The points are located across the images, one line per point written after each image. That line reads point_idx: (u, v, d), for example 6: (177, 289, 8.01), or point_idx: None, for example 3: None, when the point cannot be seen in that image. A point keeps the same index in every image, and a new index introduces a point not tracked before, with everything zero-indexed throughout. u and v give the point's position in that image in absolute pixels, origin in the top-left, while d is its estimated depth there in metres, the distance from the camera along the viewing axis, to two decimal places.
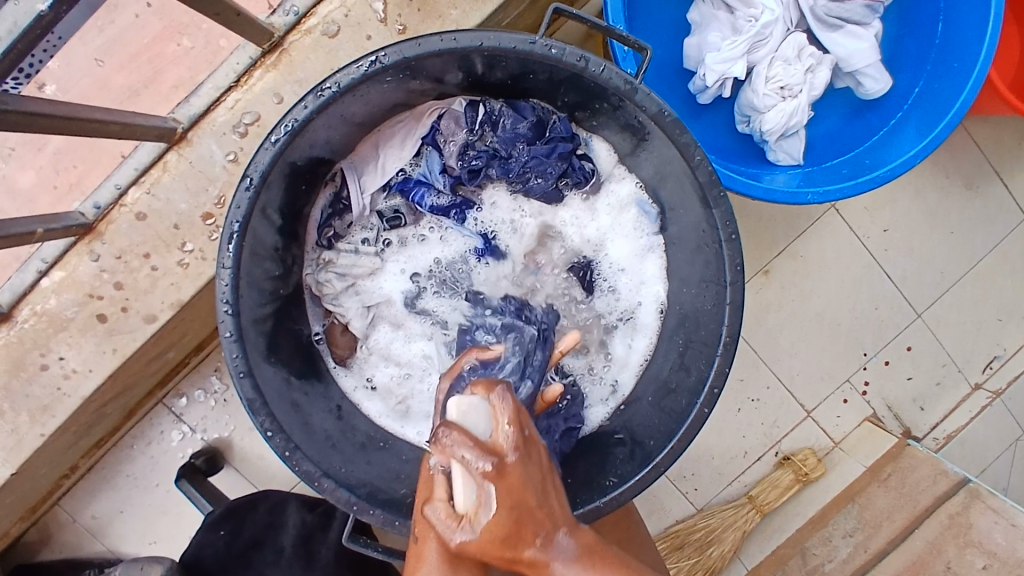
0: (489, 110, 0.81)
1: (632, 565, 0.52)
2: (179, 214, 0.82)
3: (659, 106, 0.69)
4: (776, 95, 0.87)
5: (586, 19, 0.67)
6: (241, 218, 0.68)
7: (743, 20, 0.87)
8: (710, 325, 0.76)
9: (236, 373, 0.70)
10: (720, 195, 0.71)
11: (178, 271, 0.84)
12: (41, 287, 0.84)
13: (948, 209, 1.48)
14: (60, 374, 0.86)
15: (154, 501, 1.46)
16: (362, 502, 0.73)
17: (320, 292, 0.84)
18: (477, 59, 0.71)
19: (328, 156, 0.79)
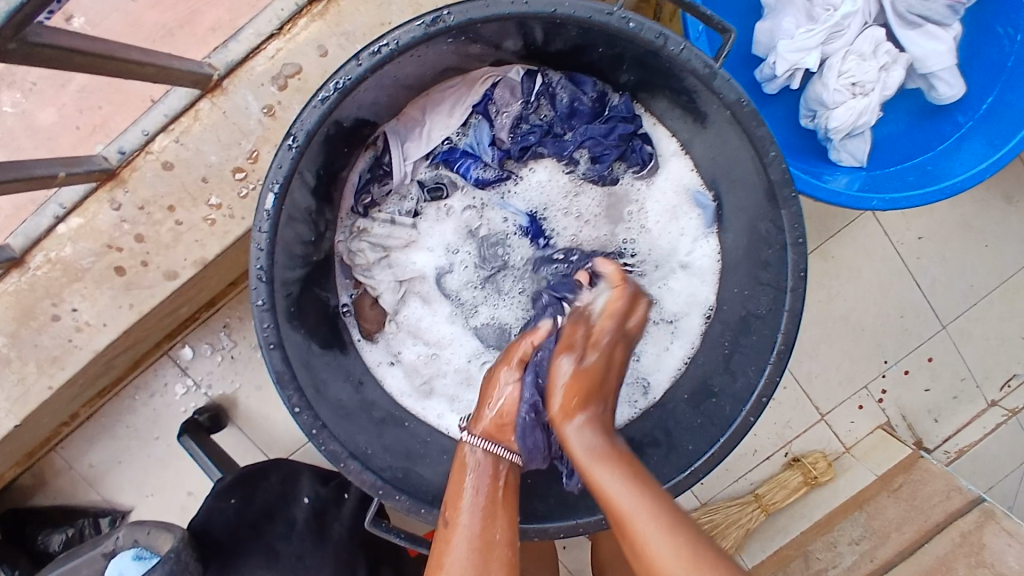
0: (548, 81, 0.76)
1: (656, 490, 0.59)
2: (208, 166, 0.77)
3: (738, 95, 0.64)
4: (847, 92, 0.82)
5: None
6: (282, 179, 0.63)
7: (820, 8, 0.82)
8: (763, 329, 0.74)
9: (265, 344, 0.66)
10: (791, 195, 0.67)
11: (204, 227, 0.79)
12: (57, 234, 0.79)
13: (986, 221, 1.43)
14: (72, 326, 0.82)
15: (153, 455, 1.43)
16: (387, 486, 0.71)
17: (351, 261, 0.81)
18: (542, 26, 0.66)
19: (372, 118, 0.74)
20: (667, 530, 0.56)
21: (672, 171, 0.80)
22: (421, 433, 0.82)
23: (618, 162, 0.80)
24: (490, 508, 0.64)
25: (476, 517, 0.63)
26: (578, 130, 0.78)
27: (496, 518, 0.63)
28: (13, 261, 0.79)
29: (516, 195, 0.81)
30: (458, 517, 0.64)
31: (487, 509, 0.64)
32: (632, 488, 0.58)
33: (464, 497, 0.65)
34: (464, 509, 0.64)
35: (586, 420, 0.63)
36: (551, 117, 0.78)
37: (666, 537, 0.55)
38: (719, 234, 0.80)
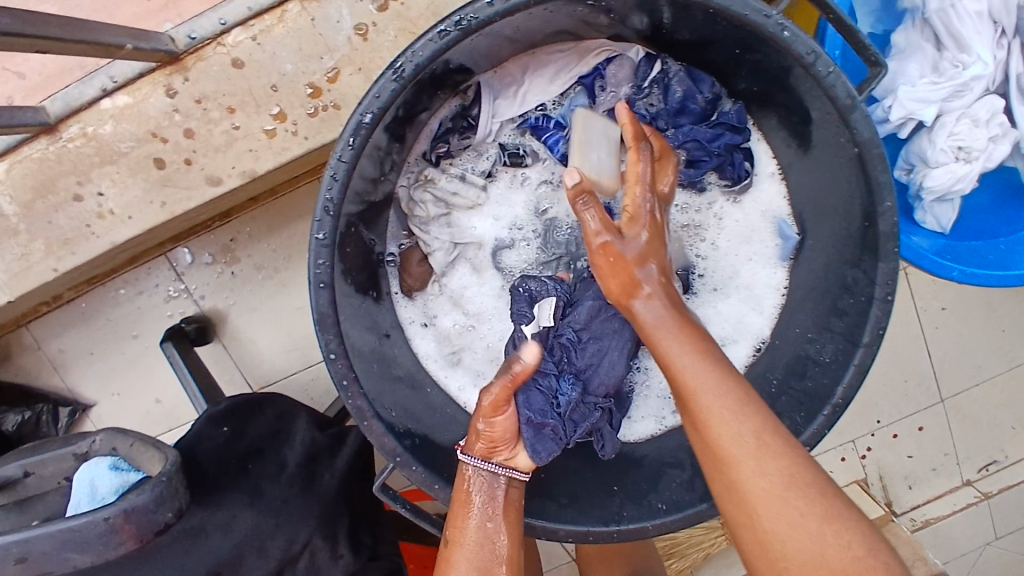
0: (665, 70, 0.71)
1: (753, 401, 0.53)
2: (282, 75, 0.71)
3: (873, 134, 0.59)
4: (950, 154, 0.77)
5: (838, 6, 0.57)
6: (376, 109, 0.57)
7: (948, 62, 0.76)
8: (820, 378, 0.70)
9: (316, 281, 0.61)
10: (894, 250, 0.62)
11: (262, 138, 0.73)
12: (99, 108, 0.72)
13: (1011, 306, 1.42)
14: (93, 210, 0.76)
15: (128, 355, 1.37)
16: (405, 455, 0.67)
17: (410, 211, 0.76)
18: (687, 11, 0.61)
19: (470, 64, 0.68)
20: (739, 416, 0.51)
21: (764, 195, 0.77)
22: (439, 404, 0.77)
23: (712, 173, 0.76)
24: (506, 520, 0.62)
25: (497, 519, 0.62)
26: (682, 129, 0.72)
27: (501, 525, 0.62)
28: (45, 127, 0.71)
29: None
30: (468, 517, 0.62)
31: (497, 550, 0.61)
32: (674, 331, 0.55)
33: (473, 514, 0.62)
34: (471, 523, 0.62)
35: (649, 293, 0.57)
36: (657, 109, 0.72)
37: (756, 442, 0.51)
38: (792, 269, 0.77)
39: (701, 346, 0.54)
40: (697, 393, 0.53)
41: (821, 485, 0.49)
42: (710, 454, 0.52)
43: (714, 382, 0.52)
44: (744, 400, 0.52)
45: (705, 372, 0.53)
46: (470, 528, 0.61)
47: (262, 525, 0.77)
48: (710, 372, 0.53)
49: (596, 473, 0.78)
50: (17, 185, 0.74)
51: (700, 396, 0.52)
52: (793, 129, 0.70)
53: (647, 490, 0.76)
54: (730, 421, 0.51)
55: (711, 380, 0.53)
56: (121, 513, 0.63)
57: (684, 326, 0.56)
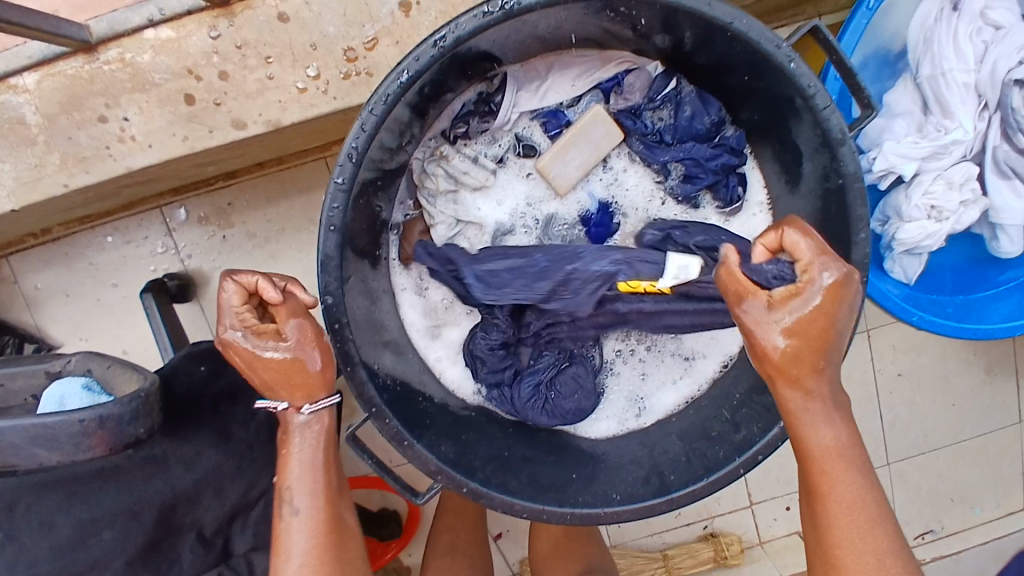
0: (679, 90, 0.77)
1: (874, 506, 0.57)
2: (323, 36, 0.75)
3: (857, 168, 0.65)
4: (924, 211, 0.84)
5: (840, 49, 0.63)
6: (414, 71, 0.61)
7: (932, 126, 0.83)
8: None
9: (328, 223, 0.64)
10: (864, 278, 0.67)
11: (292, 92, 0.76)
12: (142, 38, 0.75)
13: (962, 382, 1.49)
14: (115, 133, 0.78)
15: (104, 301, 1.36)
16: (382, 407, 0.68)
17: (421, 182, 0.80)
18: (708, 35, 0.67)
19: (500, 53, 0.72)
20: (879, 530, 0.56)
21: (753, 219, 0.82)
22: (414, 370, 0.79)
23: (708, 192, 0.80)
24: (326, 454, 0.62)
25: (309, 481, 0.60)
26: (685, 145, 0.78)
27: (309, 453, 0.61)
28: (84, 45, 0.74)
29: (601, 182, 0.81)
30: (292, 451, 0.61)
31: (318, 481, 0.61)
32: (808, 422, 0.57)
33: (292, 499, 0.60)
34: (295, 448, 0.61)
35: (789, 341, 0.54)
36: (666, 123, 0.79)
37: (878, 560, 0.56)
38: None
39: (845, 437, 0.56)
40: (844, 467, 0.56)
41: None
42: (830, 553, 0.57)
43: (844, 481, 0.56)
44: (874, 514, 0.56)
45: (841, 473, 0.56)
46: (298, 457, 0.61)
47: (224, 465, 0.78)
48: (841, 475, 0.56)
49: (556, 460, 0.81)
50: (47, 98, 0.76)
51: (838, 495, 0.56)
52: (784, 163, 0.76)
53: (604, 481, 0.78)
54: (862, 534, 0.56)
55: (845, 477, 0.56)
56: (95, 418, 0.63)
57: (847, 435, 0.56)
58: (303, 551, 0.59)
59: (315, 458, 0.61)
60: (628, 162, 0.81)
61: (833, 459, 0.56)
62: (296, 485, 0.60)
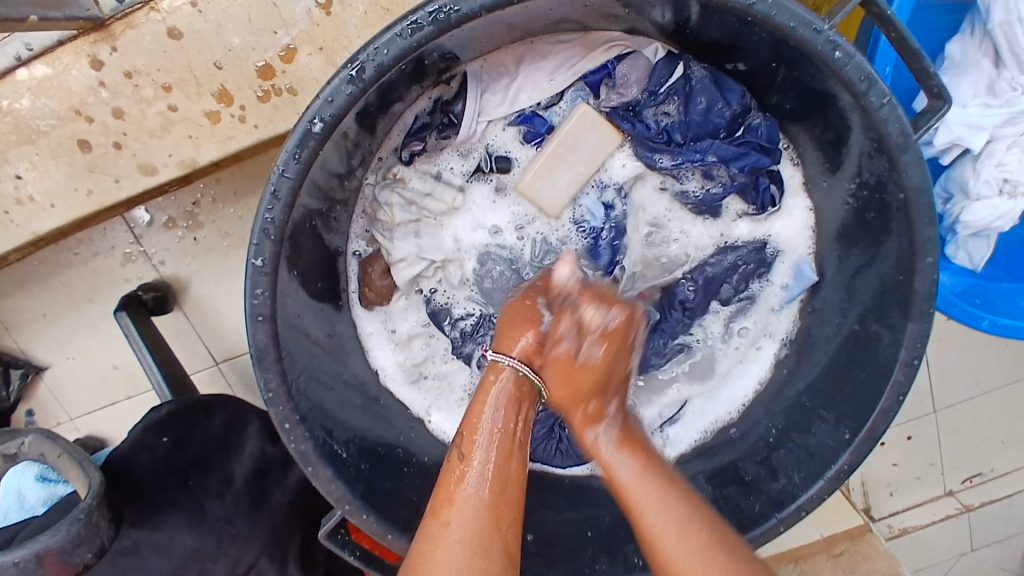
0: (688, 76, 0.61)
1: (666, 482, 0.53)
2: (227, 51, 0.59)
3: (925, 177, 0.49)
4: (995, 187, 0.68)
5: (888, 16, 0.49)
6: (329, 117, 0.46)
7: (1006, 82, 0.68)
8: (824, 436, 0.62)
9: (253, 314, 0.50)
10: (930, 311, 0.53)
11: (204, 123, 0.62)
12: (15, 79, 0.60)
13: None
14: (11, 196, 0.65)
15: (72, 315, 1.07)
16: (355, 503, 0.57)
17: (375, 213, 0.65)
18: (726, 18, 0.50)
19: (458, 53, 0.55)
20: (665, 504, 0.51)
21: (793, 221, 0.67)
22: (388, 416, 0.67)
23: (734, 196, 0.67)
24: (508, 445, 0.53)
25: (493, 455, 0.52)
26: (702, 141, 0.64)
27: (484, 444, 0.53)
28: None
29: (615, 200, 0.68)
30: (481, 431, 0.53)
31: (503, 450, 0.53)
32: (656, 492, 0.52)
33: (466, 478, 0.51)
34: (475, 453, 0.52)
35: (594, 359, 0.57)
36: (673, 119, 0.64)
37: (679, 530, 0.50)
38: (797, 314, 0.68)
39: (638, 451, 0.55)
40: (615, 437, 0.56)
41: (692, 529, 0.50)
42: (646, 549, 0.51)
43: (688, 543, 0.49)
44: (667, 488, 0.52)
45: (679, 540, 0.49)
46: (473, 467, 0.51)
47: (202, 548, 0.70)
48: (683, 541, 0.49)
49: (567, 511, 0.70)
50: None
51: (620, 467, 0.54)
52: (825, 151, 0.60)
53: (623, 539, 0.68)
54: (646, 503, 0.51)
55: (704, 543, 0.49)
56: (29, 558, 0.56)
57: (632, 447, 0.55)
58: (477, 495, 0.50)
59: (503, 423, 0.54)
60: (633, 171, 0.67)
61: (630, 479, 0.53)
62: (479, 466, 0.51)
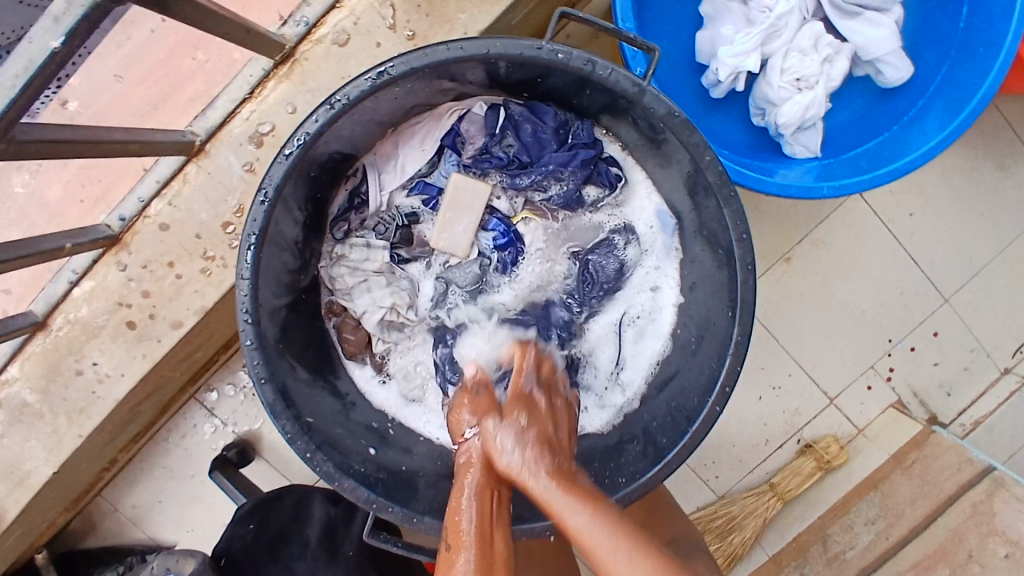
0: (510, 113, 0.81)
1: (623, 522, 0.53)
2: (200, 223, 0.85)
3: (668, 108, 0.68)
4: (791, 87, 0.85)
5: (593, 23, 0.66)
6: (258, 229, 0.69)
7: (756, 10, 0.86)
8: (722, 324, 0.77)
9: (257, 379, 0.71)
10: (730, 194, 0.70)
11: (202, 278, 0.87)
12: (73, 297, 0.87)
13: (978, 192, 1.42)
14: (93, 378, 0.89)
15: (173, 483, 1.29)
16: (381, 499, 0.75)
17: (333, 287, 0.86)
18: (496, 64, 0.72)
19: (349, 154, 0.79)
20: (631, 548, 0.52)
21: (638, 187, 0.85)
22: (397, 440, 0.85)
23: (585, 184, 0.86)
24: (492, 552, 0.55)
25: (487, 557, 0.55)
26: (543, 154, 0.84)
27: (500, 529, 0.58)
28: (37, 325, 0.87)
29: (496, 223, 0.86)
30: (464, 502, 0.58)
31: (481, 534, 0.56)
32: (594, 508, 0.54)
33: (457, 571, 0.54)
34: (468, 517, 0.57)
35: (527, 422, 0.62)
36: (516, 147, 0.84)
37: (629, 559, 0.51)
38: (680, 259, 0.85)
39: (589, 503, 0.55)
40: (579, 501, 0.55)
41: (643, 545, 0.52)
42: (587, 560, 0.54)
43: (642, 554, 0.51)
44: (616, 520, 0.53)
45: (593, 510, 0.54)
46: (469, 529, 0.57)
47: None
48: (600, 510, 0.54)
49: None
50: (29, 378, 0.89)
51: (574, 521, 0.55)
52: (645, 134, 0.77)
53: (609, 470, 0.82)
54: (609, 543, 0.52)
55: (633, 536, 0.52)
56: None
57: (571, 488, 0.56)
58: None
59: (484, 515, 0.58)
60: (510, 198, 0.87)
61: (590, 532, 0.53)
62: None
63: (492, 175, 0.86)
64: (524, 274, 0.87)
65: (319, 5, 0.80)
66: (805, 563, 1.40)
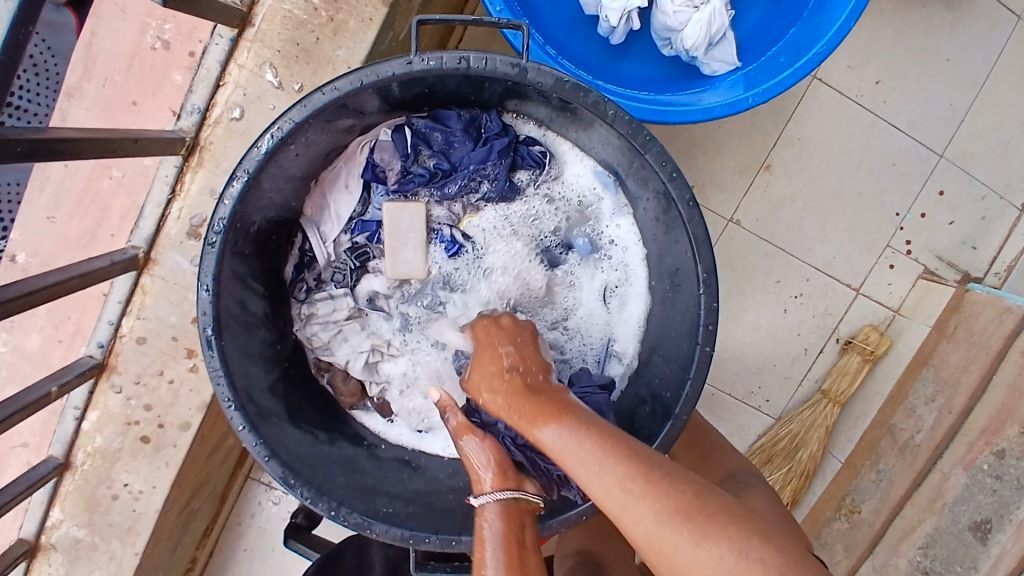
0: (416, 129, 0.81)
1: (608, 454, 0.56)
2: (173, 327, 0.88)
3: (554, 77, 0.68)
4: (688, 9, 0.83)
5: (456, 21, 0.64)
6: (212, 321, 0.70)
7: None
8: (687, 265, 0.75)
9: (262, 458, 0.72)
10: (647, 139, 0.69)
11: (192, 375, 0.89)
12: (85, 430, 0.91)
13: (937, 37, 1.35)
14: (130, 498, 0.93)
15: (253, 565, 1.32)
16: (415, 533, 0.74)
17: (312, 346, 0.87)
18: (388, 87, 0.72)
19: (282, 218, 0.80)
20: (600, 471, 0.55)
21: (568, 154, 0.84)
22: (423, 468, 0.85)
23: (515, 171, 0.85)
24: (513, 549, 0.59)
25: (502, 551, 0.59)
26: (462, 156, 0.83)
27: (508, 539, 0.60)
28: (62, 465, 0.91)
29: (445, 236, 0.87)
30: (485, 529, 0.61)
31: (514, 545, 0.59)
32: (595, 450, 0.56)
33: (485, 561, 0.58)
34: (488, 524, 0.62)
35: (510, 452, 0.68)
36: (434, 158, 0.84)
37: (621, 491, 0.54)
38: (632, 214, 0.83)
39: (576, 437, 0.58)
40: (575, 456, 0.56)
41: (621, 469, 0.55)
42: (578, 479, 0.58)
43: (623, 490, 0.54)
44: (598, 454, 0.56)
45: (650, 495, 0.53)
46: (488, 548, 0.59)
47: None
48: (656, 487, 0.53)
49: None
50: (74, 514, 0.94)
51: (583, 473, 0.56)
52: (553, 106, 0.76)
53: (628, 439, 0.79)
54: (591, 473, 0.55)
55: (690, 505, 0.52)
56: None
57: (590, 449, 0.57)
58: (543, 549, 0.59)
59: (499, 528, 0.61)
60: (450, 208, 0.87)
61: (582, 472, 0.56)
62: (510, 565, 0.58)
63: (423, 191, 0.86)
64: (490, 271, 0.87)
65: (204, 89, 0.84)
66: (879, 460, 1.36)
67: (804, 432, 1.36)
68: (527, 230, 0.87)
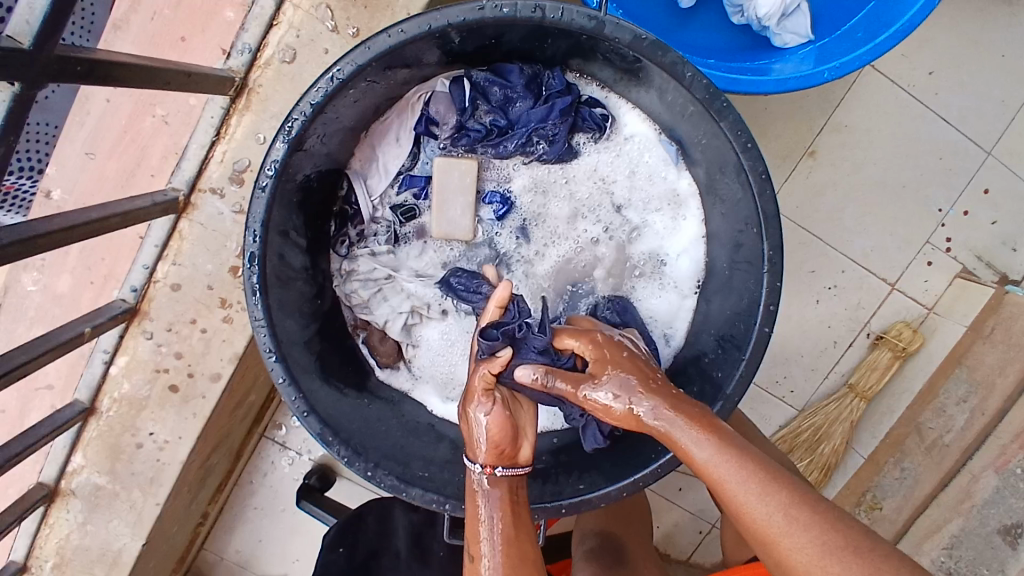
0: (475, 82, 0.78)
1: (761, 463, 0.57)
2: (208, 275, 0.85)
3: (632, 32, 0.64)
4: None
5: None
6: (258, 268, 0.68)
7: None
8: (750, 242, 0.72)
9: (299, 413, 0.70)
10: (724, 105, 0.66)
11: (225, 326, 0.87)
12: (112, 376, 0.89)
13: (994, 30, 1.31)
14: (155, 448, 0.92)
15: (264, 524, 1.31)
16: (453, 500, 0.73)
17: (351, 303, 0.85)
18: (453, 35, 0.68)
19: (328, 168, 0.77)
20: (762, 495, 0.55)
21: (630, 121, 0.81)
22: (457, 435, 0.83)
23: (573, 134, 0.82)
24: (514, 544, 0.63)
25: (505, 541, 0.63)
26: (522, 114, 0.79)
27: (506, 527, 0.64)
28: (87, 410, 0.89)
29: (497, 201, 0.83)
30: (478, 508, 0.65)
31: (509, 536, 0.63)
32: (747, 472, 0.55)
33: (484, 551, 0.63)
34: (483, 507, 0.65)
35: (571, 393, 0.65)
36: (492, 114, 0.80)
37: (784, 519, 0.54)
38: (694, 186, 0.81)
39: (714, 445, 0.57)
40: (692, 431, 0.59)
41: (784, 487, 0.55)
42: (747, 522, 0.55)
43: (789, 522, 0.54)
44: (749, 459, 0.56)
45: (785, 519, 0.54)
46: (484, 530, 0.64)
47: None
48: (792, 515, 0.54)
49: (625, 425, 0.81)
50: (96, 461, 0.92)
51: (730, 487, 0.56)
52: (620, 67, 0.73)
53: None
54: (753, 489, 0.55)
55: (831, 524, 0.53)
56: None
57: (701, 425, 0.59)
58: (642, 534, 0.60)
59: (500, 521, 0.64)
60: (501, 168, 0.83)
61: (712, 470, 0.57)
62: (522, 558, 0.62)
63: (475, 150, 0.81)
64: (540, 237, 0.84)
65: (256, 29, 0.80)
66: (905, 457, 1.35)
67: (830, 425, 1.34)
68: (585, 199, 0.83)
